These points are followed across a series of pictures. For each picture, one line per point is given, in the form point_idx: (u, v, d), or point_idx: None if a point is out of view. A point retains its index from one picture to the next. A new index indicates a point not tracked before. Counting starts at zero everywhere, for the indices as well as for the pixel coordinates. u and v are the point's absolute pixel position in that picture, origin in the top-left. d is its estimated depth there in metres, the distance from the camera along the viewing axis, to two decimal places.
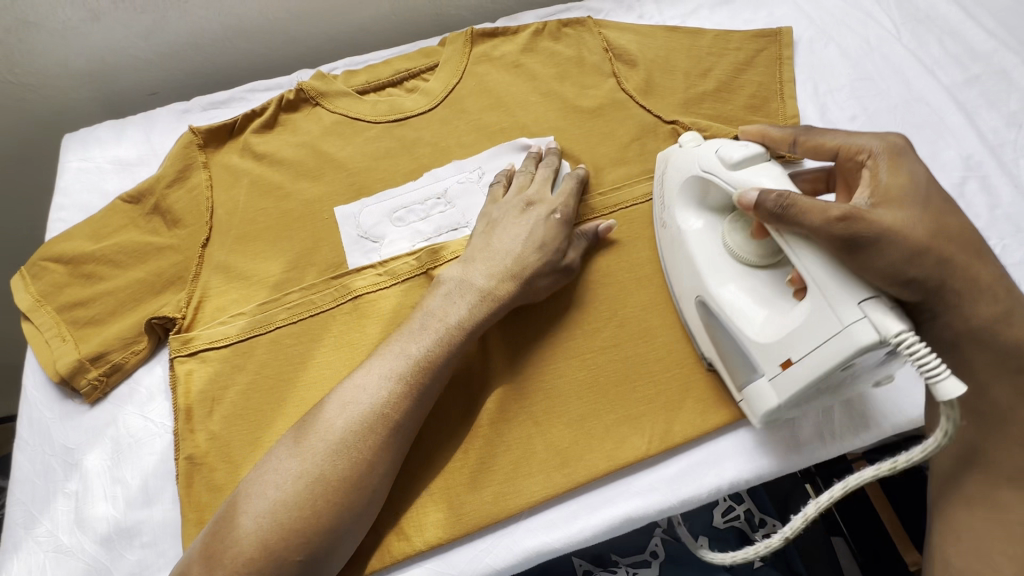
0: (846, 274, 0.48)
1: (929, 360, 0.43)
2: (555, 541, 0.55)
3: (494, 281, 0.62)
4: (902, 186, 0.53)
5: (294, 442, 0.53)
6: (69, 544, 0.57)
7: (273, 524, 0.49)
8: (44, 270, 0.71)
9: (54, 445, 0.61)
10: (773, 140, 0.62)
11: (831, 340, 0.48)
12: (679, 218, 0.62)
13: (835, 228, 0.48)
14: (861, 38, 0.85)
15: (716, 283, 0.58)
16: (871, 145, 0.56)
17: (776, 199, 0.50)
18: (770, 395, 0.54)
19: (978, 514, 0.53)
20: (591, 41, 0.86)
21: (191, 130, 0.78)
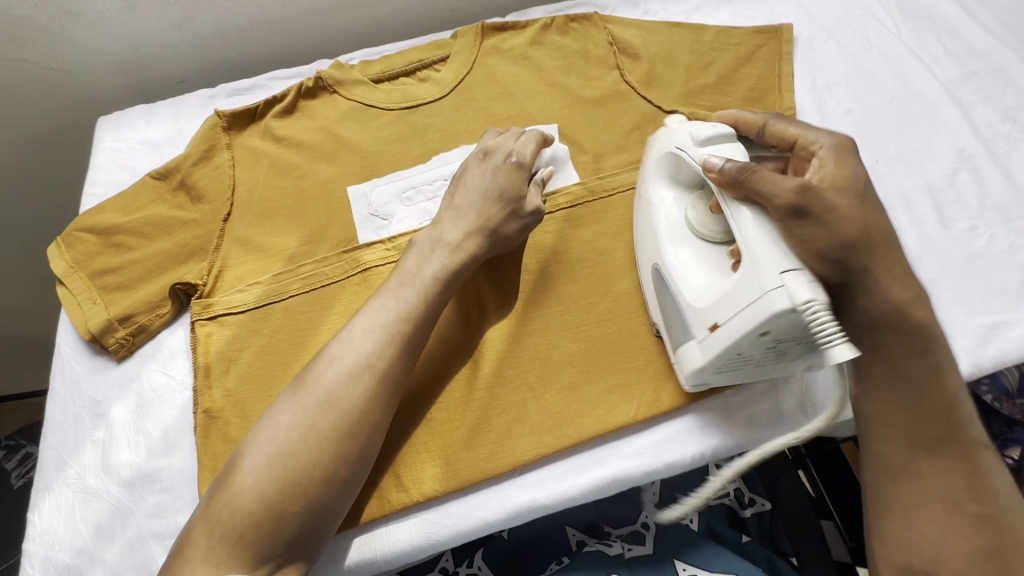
0: (775, 247, 0.51)
1: (829, 327, 0.48)
2: (544, 498, 0.59)
3: (462, 236, 0.66)
4: (846, 178, 0.58)
5: (286, 401, 0.55)
6: (95, 486, 0.61)
7: (264, 480, 0.51)
8: (79, 240, 0.76)
9: (84, 397, 0.66)
10: (744, 124, 0.64)
11: (750, 304, 0.51)
12: (652, 191, 0.64)
13: (777, 199, 0.52)
14: (861, 35, 0.88)
15: (671, 248, 0.61)
16: (824, 141, 0.60)
17: (735, 168, 0.53)
18: (696, 357, 0.58)
19: (906, 477, 0.56)
20: (596, 35, 0.89)
21: (216, 113, 0.83)
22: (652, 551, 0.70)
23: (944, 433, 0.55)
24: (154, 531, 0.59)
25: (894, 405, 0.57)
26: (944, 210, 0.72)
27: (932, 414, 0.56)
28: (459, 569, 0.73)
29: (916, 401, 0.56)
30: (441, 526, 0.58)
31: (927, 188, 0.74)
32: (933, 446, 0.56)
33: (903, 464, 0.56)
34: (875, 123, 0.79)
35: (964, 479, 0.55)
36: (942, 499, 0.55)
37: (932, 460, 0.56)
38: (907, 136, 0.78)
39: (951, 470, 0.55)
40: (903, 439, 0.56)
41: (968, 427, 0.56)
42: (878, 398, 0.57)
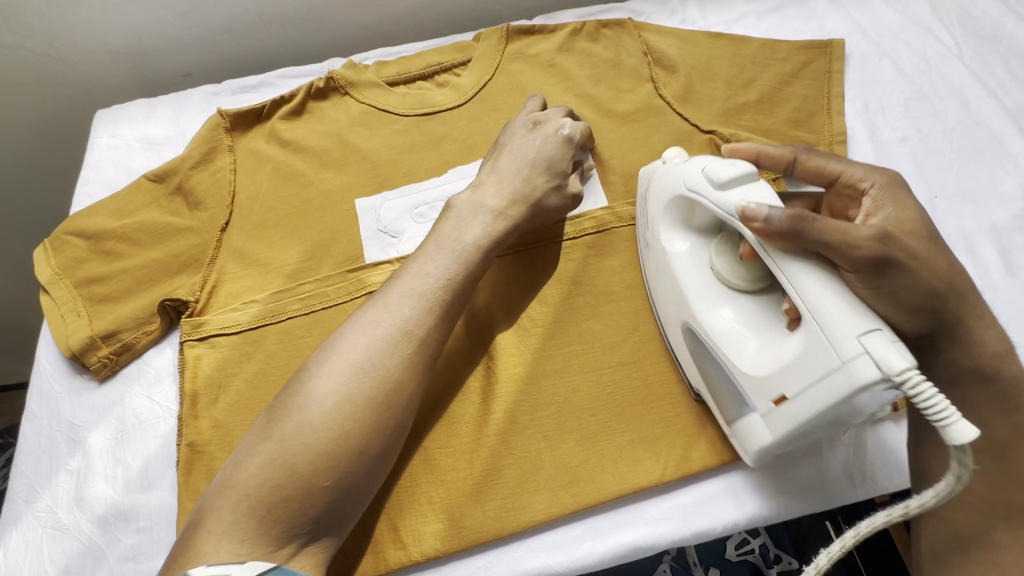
0: (852, 303, 0.44)
1: (937, 400, 0.40)
2: (557, 565, 0.53)
3: (504, 202, 0.63)
4: (910, 221, 0.51)
5: (288, 395, 0.49)
6: (66, 522, 0.56)
7: (296, 450, 0.46)
8: (66, 244, 0.71)
9: (61, 420, 0.61)
10: (771, 160, 0.57)
11: (829, 377, 0.44)
12: (663, 239, 0.59)
13: (854, 252, 0.45)
14: (919, 55, 0.81)
15: (707, 308, 0.54)
16: (871, 176, 0.53)
17: (786, 219, 0.45)
18: (762, 431, 0.51)
19: (978, 552, 0.49)
20: (630, 44, 0.83)
21: (219, 113, 0.78)
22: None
23: None
24: None
25: (972, 468, 0.51)
26: (1010, 256, 0.65)
27: (1015, 484, 0.49)
28: None
29: (996, 465, 0.50)
30: None
31: (991, 230, 0.67)
32: (1016, 519, 0.49)
33: (975, 536, 0.50)
34: (933, 154, 0.72)
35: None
36: (1018, 575, 0.47)
37: (1014, 535, 0.49)
38: (969, 171, 0.71)
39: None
40: (975, 505, 0.50)
41: None
42: None
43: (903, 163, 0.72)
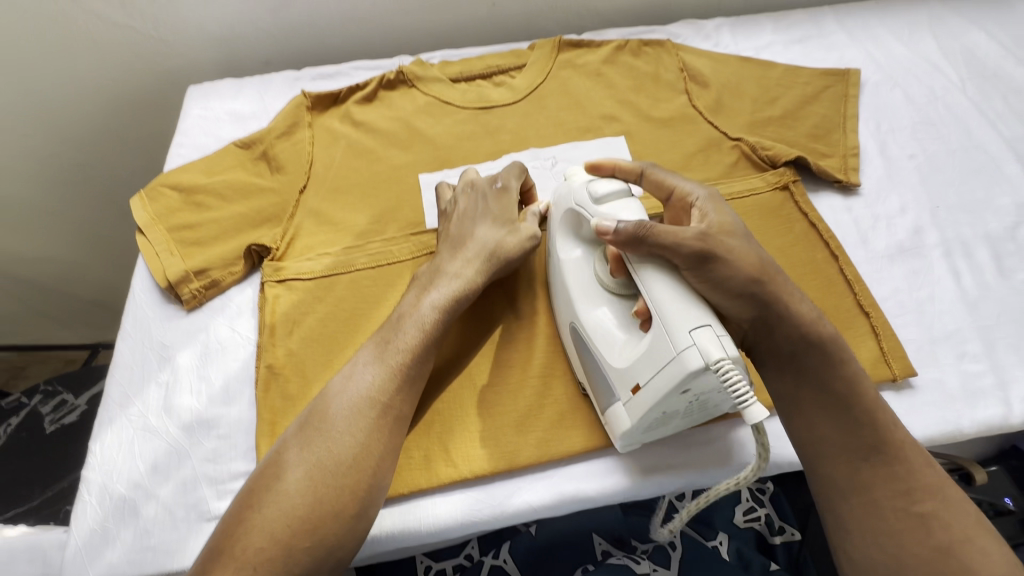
0: (683, 300, 0.51)
1: (743, 387, 0.47)
2: (591, 489, 0.60)
3: (465, 265, 0.66)
4: (729, 223, 0.59)
5: (304, 440, 0.54)
6: (155, 425, 0.63)
7: (355, 416, 0.55)
8: (161, 194, 0.80)
9: (153, 340, 0.69)
10: (624, 172, 0.65)
11: (666, 364, 0.51)
12: (560, 248, 0.66)
13: (683, 248, 0.53)
14: (927, 87, 0.90)
15: (587, 309, 0.61)
16: (698, 191, 0.62)
17: (632, 227, 0.53)
18: (624, 418, 0.57)
19: (856, 498, 0.55)
20: (668, 60, 0.93)
21: (302, 94, 0.88)
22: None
23: (873, 445, 0.55)
24: (207, 475, 0.60)
25: (825, 422, 0.57)
26: (1003, 261, 0.73)
27: (863, 425, 0.56)
28: (484, 557, 0.74)
29: (841, 414, 0.56)
30: (487, 505, 0.59)
31: (987, 238, 0.75)
32: (864, 454, 0.55)
33: (848, 484, 0.55)
34: (937, 171, 0.81)
35: (906, 484, 0.54)
36: (887, 506, 0.53)
37: (871, 470, 0.55)
38: (969, 187, 0.79)
39: (891, 476, 0.54)
40: (841, 456, 0.56)
41: (892, 432, 0.55)
42: (813, 420, 0.57)
43: (910, 176, 0.80)
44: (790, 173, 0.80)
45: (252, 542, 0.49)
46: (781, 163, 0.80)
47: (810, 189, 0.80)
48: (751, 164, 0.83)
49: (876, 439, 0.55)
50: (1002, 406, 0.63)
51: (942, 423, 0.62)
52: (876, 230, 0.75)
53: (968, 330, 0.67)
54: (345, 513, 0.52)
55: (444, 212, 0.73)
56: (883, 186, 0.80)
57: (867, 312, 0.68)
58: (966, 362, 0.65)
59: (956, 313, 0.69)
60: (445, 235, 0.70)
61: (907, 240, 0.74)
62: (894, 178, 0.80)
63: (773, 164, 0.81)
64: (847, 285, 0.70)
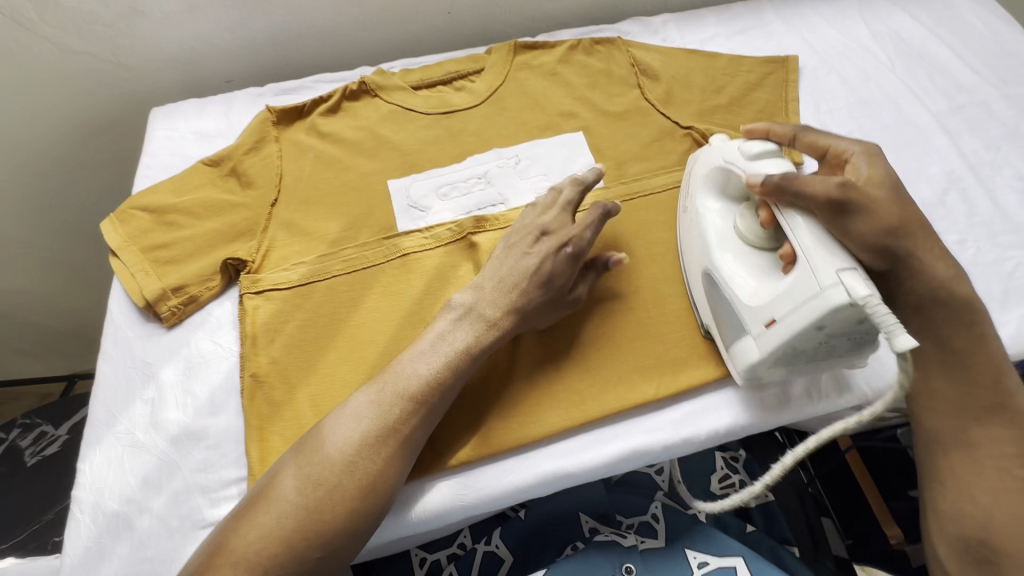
0: (828, 244, 0.56)
1: (887, 319, 0.50)
2: (569, 467, 0.64)
3: (500, 312, 0.66)
4: (878, 179, 0.63)
5: (300, 463, 0.56)
6: (144, 440, 0.65)
7: (353, 450, 0.57)
8: (133, 217, 0.81)
9: (134, 358, 0.70)
10: (777, 136, 0.69)
11: (809, 301, 0.55)
12: (700, 202, 0.70)
13: (821, 197, 0.58)
14: (860, 69, 0.96)
15: (722, 253, 0.66)
16: (853, 147, 0.66)
17: (779, 178, 0.59)
18: (754, 351, 0.62)
19: (958, 452, 0.60)
20: (619, 57, 0.98)
21: (267, 109, 0.90)
22: (664, 545, 0.71)
23: (994, 405, 0.59)
24: (199, 485, 0.62)
25: (944, 381, 0.61)
26: (935, 224, 0.79)
27: (976, 384, 0.60)
28: (477, 544, 0.77)
29: (964, 373, 0.60)
30: (472, 489, 0.62)
31: (920, 204, 0.81)
32: (984, 414, 0.59)
33: (953, 438, 0.60)
34: None
35: (1014, 444, 0.58)
36: (989, 465, 0.58)
37: (986, 429, 0.59)
38: (901, 159, 0.85)
39: (1004, 437, 0.58)
40: (951, 412, 0.60)
41: (1014, 397, 0.59)
42: (936, 374, 0.62)
43: None
44: None
45: (240, 553, 0.52)
46: None
47: None
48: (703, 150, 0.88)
49: (995, 399, 0.59)
50: None
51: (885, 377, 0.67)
52: None
53: None
54: (330, 531, 0.54)
55: (519, 232, 0.70)
56: None
57: None
58: None
59: None
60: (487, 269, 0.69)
61: None
62: None
63: None
64: None
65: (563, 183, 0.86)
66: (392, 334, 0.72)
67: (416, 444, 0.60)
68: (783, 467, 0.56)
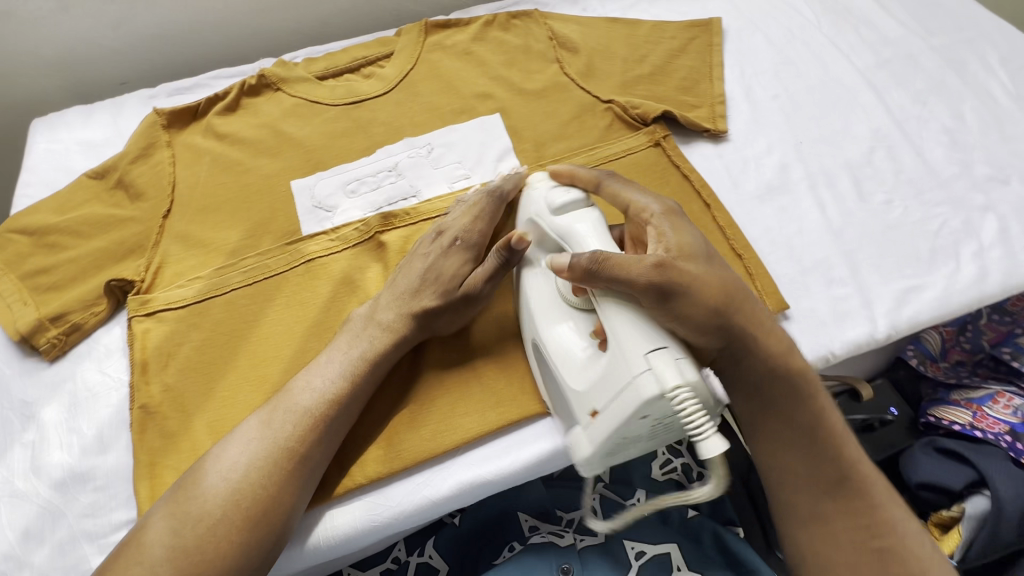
0: (642, 329, 0.51)
1: (696, 418, 0.48)
2: (488, 474, 0.60)
3: (399, 317, 0.63)
4: (687, 245, 0.55)
5: (172, 511, 0.52)
6: (23, 489, 0.59)
7: (234, 486, 0.52)
8: (8, 241, 0.74)
9: (13, 398, 0.64)
10: (580, 181, 0.63)
11: (624, 391, 0.50)
12: (526, 262, 0.64)
13: (637, 284, 0.51)
14: (785, 28, 0.93)
15: (549, 326, 0.59)
16: (654, 205, 0.58)
17: (586, 261, 0.53)
18: (582, 444, 0.56)
19: (815, 525, 0.56)
20: (536, 31, 0.92)
21: (156, 112, 0.83)
22: (603, 541, 0.68)
23: (840, 479, 0.56)
24: (86, 532, 0.57)
25: (789, 454, 0.57)
26: (862, 185, 0.76)
27: (828, 461, 0.56)
28: (411, 557, 0.73)
29: (810, 447, 0.56)
30: (385, 507, 0.58)
31: (847, 165, 0.78)
32: (832, 489, 0.56)
33: (811, 512, 0.57)
34: (798, 109, 0.83)
35: (866, 518, 0.55)
36: (846, 539, 0.55)
37: (835, 504, 0.56)
38: (827, 120, 0.82)
39: (854, 512, 0.55)
40: (806, 486, 0.57)
41: (856, 464, 0.56)
42: (780, 452, 0.57)
43: (774, 116, 0.83)
44: (660, 129, 0.81)
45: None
46: (651, 120, 0.81)
47: (682, 141, 0.82)
48: (625, 124, 0.83)
49: (842, 474, 0.56)
50: (868, 323, 0.66)
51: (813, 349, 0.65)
52: (746, 172, 0.78)
53: (834, 257, 0.70)
54: (218, 569, 0.50)
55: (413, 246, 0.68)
56: (749, 130, 0.82)
57: (739, 254, 0.69)
58: (834, 287, 0.68)
59: (823, 242, 0.71)
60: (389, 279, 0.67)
61: (775, 178, 0.77)
62: (759, 120, 0.83)
63: (645, 122, 0.82)
64: (719, 230, 0.71)
65: (479, 169, 0.81)
66: (297, 348, 0.67)
67: (317, 465, 0.56)
68: (636, 514, 0.59)
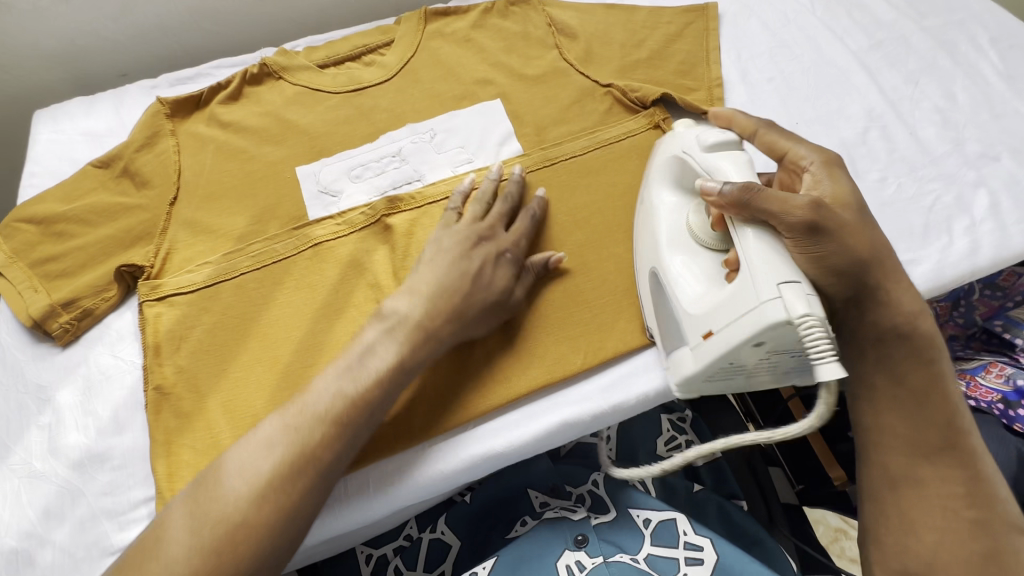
0: (783, 261, 0.52)
1: (822, 345, 0.48)
2: (499, 446, 0.63)
3: (431, 318, 0.61)
4: (844, 194, 0.59)
5: (194, 508, 0.52)
6: (42, 469, 0.60)
7: (256, 484, 0.51)
8: (16, 230, 0.75)
9: (28, 383, 0.65)
10: (739, 129, 0.66)
11: (744, 314, 0.52)
12: (655, 195, 0.67)
13: (790, 217, 0.53)
14: (781, 12, 0.94)
15: (672, 252, 0.62)
16: (812, 156, 0.61)
17: (737, 190, 0.54)
18: (689, 362, 0.60)
19: (907, 488, 0.58)
20: (535, 17, 0.93)
21: (159, 101, 0.83)
22: (614, 516, 0.69)
23: (946, 445, 0.57)
24: (106, 509, 0.58)
25: (897, 417, 0.59)
26: (857, 164, 0.78)
27: (931, 423, 0.58)
28: (422, 534, 0.75)
29: (918, 408, 0.58)
30: (399, 477, 0.62)
31: (842, 145, 0.80)
32: (936, 454, 0.57)
33: (903, 471, 0.58)
34: (794, 90, 0.85)
35: (961, 487, 0.56)
36: (936, 502, 0.57)
37: (934, 468, 0.57)
38: (823, 101, 0.84)
39: (950, 478, 0.57)
40: (904, 445, 0.58)
41: (967, 435, 0.58)
42: (888, 409, 0.59)
43: (770, 99, 0.84)
44: (659, 112, 0.82)
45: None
46: (649, 103, 0.83)
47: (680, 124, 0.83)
48: (624, 108, 0.85)
49: (947, 440, 0.57)
50: None
51: None
52: None
53: None
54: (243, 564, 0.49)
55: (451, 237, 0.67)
56: (745, 112, 0.84)
57: None
58: None
59: None
60: (419, 274, 0.64)
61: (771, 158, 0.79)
62: (756, 103, 0.84)
63: (643, 105, 0.84)
64: None
65: (482, 153, 0.82)
66: (307, 329, 0.68)
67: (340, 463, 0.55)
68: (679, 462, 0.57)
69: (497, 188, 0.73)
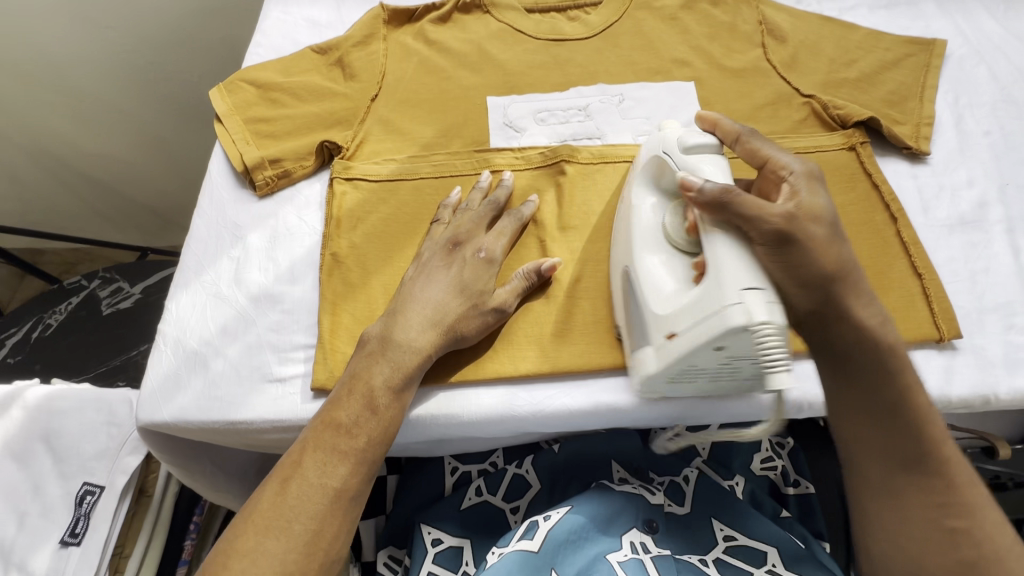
0: (748, 266, 0.52)
1: (775, 354, 0.51)
2: (626, 401, 0.65)
3: (422, 333, 0.61)
4: (817, 208, 0.57)
5: (347, 399, 0.58)
6: (226, 293, 0.68)
7: (398, 372, 0.60)
8: (239, 88, 0.83)
9: (227, 220, 0.74)
10: (722, 133, 0.63)
11: (709, 317, 0.52)
12: (635, 196, 0.65)
13: (764, 224, 0.53)
14: (1015, 67, 0.87)
15: (643, 254, 0.61)
16: (794, 165, 0.59)
17: (716, 189, 0.54)
18: (650, 363, 0.59)
19: (888, 500, 0.58)
20: (747, 12, 0.90)
21: (380, 6, 0.89)
22: (688, 511, 0.70)
23: (918, 456, 0.57)
24: (272, 343, 0.65)
25: (864, 425, 0.59)
26: None
27: (910, 436, 0.57)
28: (507, 466, 0.79)
29: (890, 426, 0.58)
30: (522, 402, 0.64)
31: None
32: (907, 465, 0.57)
33: (893, 486, 0.58)
34: (1011, 150, 0.79)
35: (941, 495, 0.56)
36: (919, 512, 0.57)
37: (910, 479, 0.57)
38: None
39: (927, 488, 0.57)
40: (879, 456, 0.59)
41: (940, 446, 0.57)
42: (855, 422, 0.59)
43: (982, 152, 0.79)
44: (859, 134, 0.79)
45: (293, 524, 0.52)
46: (851, 123, 0.79)
47: (876, 152, 0.80)
48: (820, 123, 0.82)
49: (920, 452, 0.57)
50: None
51: (975, 386, 0.64)
52: (939, 199, 0.76)
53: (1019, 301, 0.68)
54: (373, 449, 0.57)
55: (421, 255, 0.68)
56: (951, 158, 0.79)
57: (920, 274, 0.69)
58: (1011, 333, 0.67)
59: (1009, 286, 0.69)
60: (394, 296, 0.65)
61: (971, 212, 0.74)
62: (965, 152, 0.79)
63: (842, 124, 0.81)
64: (902, 245, 0.71)
65: None
66: None
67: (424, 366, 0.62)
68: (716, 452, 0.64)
69: (484, 196, 0.73)
